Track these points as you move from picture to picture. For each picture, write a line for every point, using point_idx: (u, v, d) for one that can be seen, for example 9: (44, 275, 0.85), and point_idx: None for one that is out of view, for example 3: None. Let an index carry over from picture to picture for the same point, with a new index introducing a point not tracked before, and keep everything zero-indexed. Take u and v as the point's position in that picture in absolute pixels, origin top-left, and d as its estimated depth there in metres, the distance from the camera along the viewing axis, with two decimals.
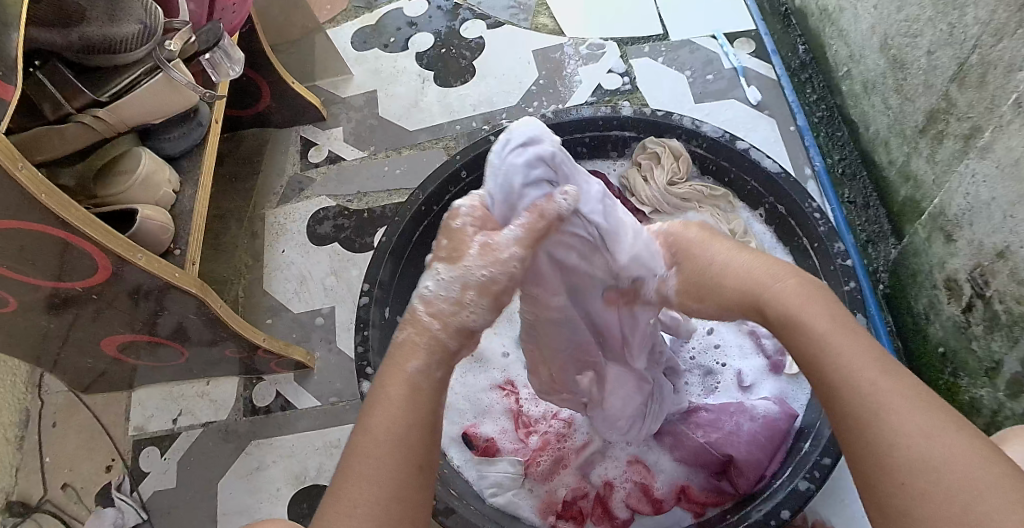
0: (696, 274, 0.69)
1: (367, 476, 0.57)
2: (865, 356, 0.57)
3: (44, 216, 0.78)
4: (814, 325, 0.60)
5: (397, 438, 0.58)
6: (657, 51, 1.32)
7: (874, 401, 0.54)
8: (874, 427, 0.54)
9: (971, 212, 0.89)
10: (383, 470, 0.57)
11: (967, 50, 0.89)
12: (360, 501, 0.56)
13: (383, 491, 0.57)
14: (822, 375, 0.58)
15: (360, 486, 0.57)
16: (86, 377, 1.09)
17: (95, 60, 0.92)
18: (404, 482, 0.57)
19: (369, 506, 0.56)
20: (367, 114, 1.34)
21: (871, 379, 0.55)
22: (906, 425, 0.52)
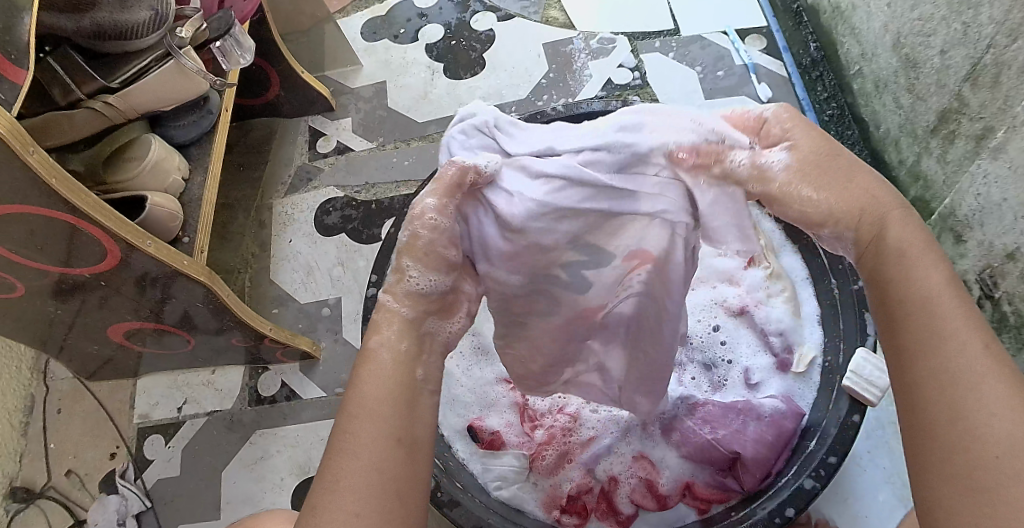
0: (810, 163, 0.59)
1: (348, 452, 0.55)
2: (965, 321, 0.53)
3: (54, 201, 0.78)
4: (924, 275, 0.55)
5: (382, 408, 0.57)
6: (667, 46, 1.32)
7: (967, 368, 0.52)
8: (966, 391, 0.51)
9: (982, 213, 0.88)
10: (362, 440, 0.55)
11: (980, 50, 0.88)
12: (341, 475, 0.54)
13: (366, 466, 0.54)
14: (912, 325, 0.55)
15: (343, 462, 0.54)
16: (92, 364, 1.09)
17: (107, 46, 0.92)
18: (387, 457, 0.55)
19: (352, 480, 0.54)
20: (377, 105, 1.34)
21: (964, 342, 0.53)
22: (995, 398, 0.50)
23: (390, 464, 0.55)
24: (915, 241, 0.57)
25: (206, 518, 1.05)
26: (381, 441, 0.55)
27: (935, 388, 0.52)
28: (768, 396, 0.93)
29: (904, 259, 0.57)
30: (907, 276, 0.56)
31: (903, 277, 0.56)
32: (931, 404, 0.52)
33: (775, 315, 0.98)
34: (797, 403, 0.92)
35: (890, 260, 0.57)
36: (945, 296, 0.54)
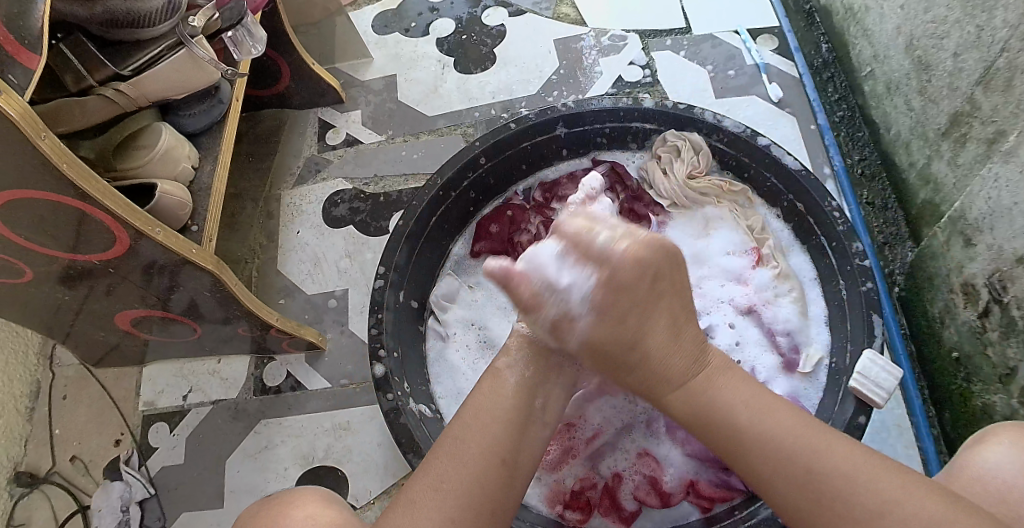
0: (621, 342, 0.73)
1: (456, 458, 0.67)
2: (795, 430, 0.67)
3: (65, 187, 0.78)
4: (735, 418, 0.69)
5: (485, 427, 0.69)
6: (679, 45, 1.31)
7: (832, 483, 0.64)
8: (838, 505, 0.63)
9: (992, 217, 0.88)
10: (469, 454, 0.67)
11: (994, 53, 0.88)
12: (445, 477, 0.66)
13: (467, 477, 0.66)
14: (751, 469, 0.68)
15: (448, 467, 0.67)
16: (99, 351, 1.09)
17: (120, 33, 0.92)
18: (486, 472, 0.67)
19: (453, 484, 0.66)
20: (386, 98, 1.34)
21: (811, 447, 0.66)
22: (864, 500, 0.62)
23: (489, 479, 0.67)
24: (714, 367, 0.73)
25: (209, 507, 1.06)
26: (486, 458, 0.67)
27: (811, 507, 0.64)
28: None
29: (714, 413, 0.70)
30: (726, 424, 0.69)
31: (722, 426, 0.69)
32: (818, 519, 0.64)
33: (783, 315, 0.99)
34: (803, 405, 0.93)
35: (706, 408, 0.71)
36: (768, 426, 0.68)
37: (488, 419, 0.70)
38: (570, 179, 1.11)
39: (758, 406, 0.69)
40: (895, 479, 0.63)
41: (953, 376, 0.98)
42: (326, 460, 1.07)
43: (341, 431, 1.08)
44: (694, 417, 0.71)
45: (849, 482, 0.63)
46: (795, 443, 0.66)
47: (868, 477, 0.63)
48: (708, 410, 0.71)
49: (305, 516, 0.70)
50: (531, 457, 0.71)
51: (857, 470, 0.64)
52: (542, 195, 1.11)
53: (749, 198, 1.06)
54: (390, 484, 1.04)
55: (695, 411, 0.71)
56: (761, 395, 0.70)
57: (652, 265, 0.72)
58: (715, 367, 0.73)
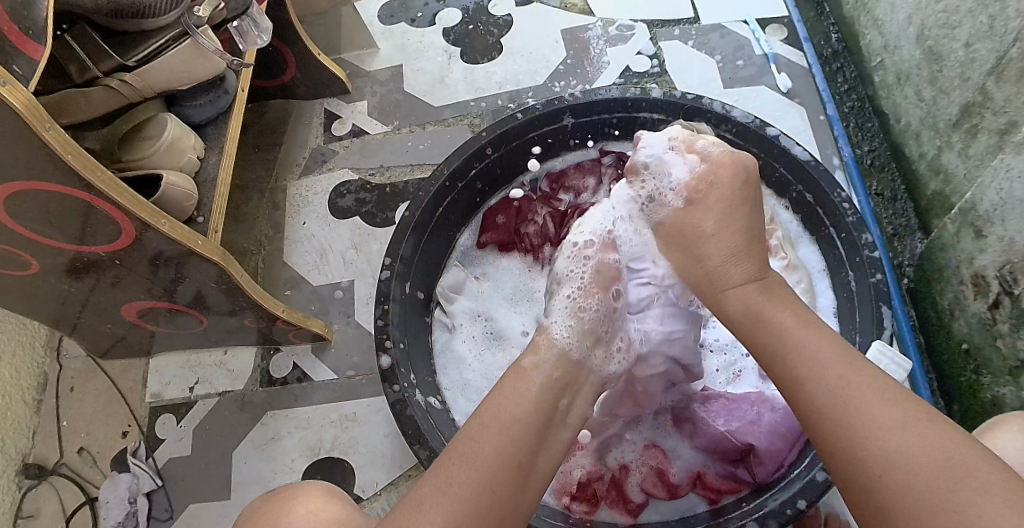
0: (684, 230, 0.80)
1: (469, 462, 0.65)
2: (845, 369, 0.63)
3: (71, 178, 0.78)
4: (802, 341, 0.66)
5: (500, 431, 0.67)
6: (687, 35, 1.30)
7: (848, 395, 0.61)
8: (849, 420, 0.60)
9: (1003, 208, 0.87)
10: (483, 456, 0.65)
11: (1006, 43, 0.87)
12: (455, 479, 0.63)
13: (480, 474, 0.64)
14: (789, 372, 0.66)
15: (462, 469, 0.64)
16: (106, 342, 1.09)
17: (124, 24, 0.91)
18: (496, 475, 0.64)
19: (462, 487, 0.63)
20: (392, 89, 1.33)
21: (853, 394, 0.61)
22: (878, 419, 0.59)
23: (501, 485, 0.64)
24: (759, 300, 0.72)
25: (216, 499, 1.06)
26: (501, 458, 0.65)
27: (826, 421, 0.61)
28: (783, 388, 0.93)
29: (760, 317, 0.71)
30: (774, 326, 0.69)
31: (768, 328, 0.69)
32: (825, 432, 0.61)
33: None
34: None
35: (759, 327, 0.70)
36: (808, 341, 0.66)
37: (501, 422, 0.68)
38: (577, 169, 1.11)
39: (810, 326, 0.68)
40: (916, 410, 0.59)
41: (963, 369, 0.97)
42: (332, 451, 1.07)
43: (347, 422, 1.08)
44: (744, 314, 0.72)
45: (855, 403, 0.60)
46: (829, 360, 0.64)
47: (891, 402, 0.60)
48: (758, 311, 0.71)
49: (307, 512, 0.70)
50: (553, 455, 0.71)
51: (878, 394, 0.60)
52: (549, 185, 1.11)
53: (758, 188, 1.05)
54: (397, 475, 1.04)
55: (747, 308, 0.72)
56: (814, 330, 0.68)
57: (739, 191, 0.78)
58: (771, 301, 0.71)
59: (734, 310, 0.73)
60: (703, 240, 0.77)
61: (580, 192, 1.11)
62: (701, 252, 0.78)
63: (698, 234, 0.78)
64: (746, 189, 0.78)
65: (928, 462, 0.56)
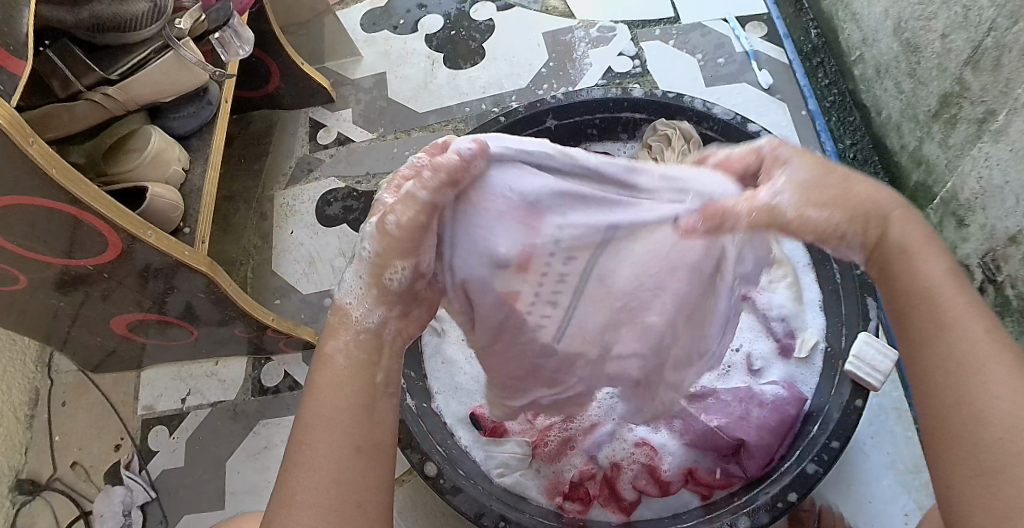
0: (828, 188, 0.60)
1: (308, 468, 0.59)
2: (969, 312, 0.58)
3: (56, 192, 0.77)
4: (929, 269, 0.60)
5: (329, 426, 0.61)
6: (668, 34, 1.31)
7: (963, 359, 0.56)
8: (968, 382, 0.55)
9: (985, 196, 0.87)
10: (319, 455, 0.60)
11: (982, 33, 0.88)
12: (300, 488, 0.58)
13: (324, 478, 0.59)
14: (913, 323, 0.60)
15: (303, 480, 0.59)
16: (96, 356, 1.09)
17: (105, 38, 0.92)
18: (333, 461, 0.59)
19: (309, 493, 0.58)
20: (377, 96, 1.33)
21: (974, 333, 0.57)
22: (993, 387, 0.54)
23: (347, 475, 0.59)
24: (915, 232, 0.61)
25: (212, 509, 1.06)
26: (337, 455, 0.60)
27: (936, 377, 0.57)
28: (770, 382, 0.94)
29: (909, 255, 0.60)
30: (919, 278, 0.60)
31: (909, 280, 0.60)
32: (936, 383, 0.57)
33: (777, 301, 1.00)
34: (800, 389, 0.93)
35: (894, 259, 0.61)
36: (948, 293, 0.59)
37: (320, 419, 0.61)
38: None
39: (955, 282, 0.59)
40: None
41: None
42: None
43: None
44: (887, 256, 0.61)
45: (984, 365, 0.55)
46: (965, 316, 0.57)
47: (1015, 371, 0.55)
48: (905, 251, 0.60)
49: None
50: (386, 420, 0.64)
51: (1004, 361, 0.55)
52: None
53: None
54: None
55: (889, 253, 0.61)
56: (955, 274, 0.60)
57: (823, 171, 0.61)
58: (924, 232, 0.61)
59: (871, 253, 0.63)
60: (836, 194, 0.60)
61: None
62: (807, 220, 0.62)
63: (841, 195, 0.60)
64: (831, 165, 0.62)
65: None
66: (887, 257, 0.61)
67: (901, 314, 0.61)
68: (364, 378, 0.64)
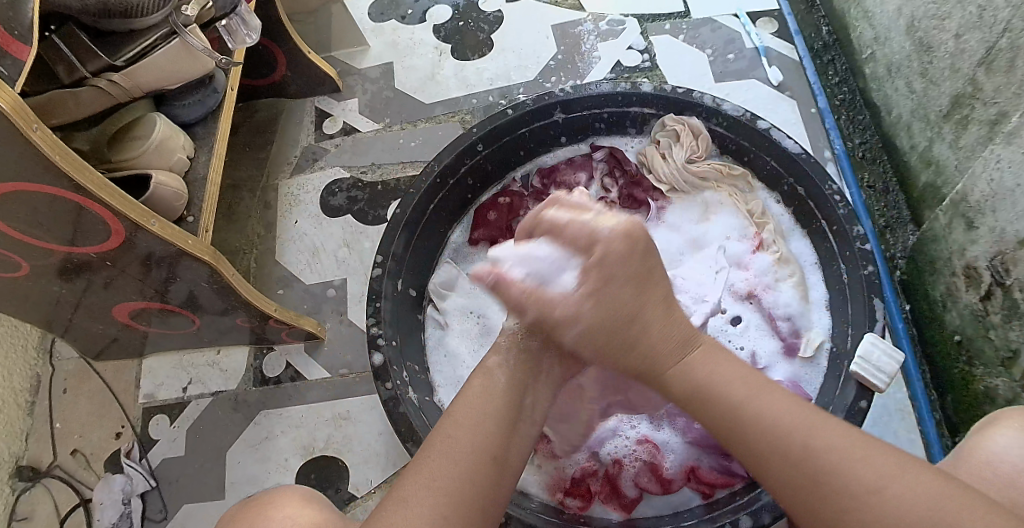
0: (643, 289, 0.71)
1: (446, 458, 0.63)
2: (787, 415, 0.64)
3: (60, 179, 0.77)
4: (731, 394, 0.66)
5: (472, 423, 0.66)
6: (677, 29, 1.30)
7: (825, 464, 0.61)
8: (835, 486, 0.60)
9: (994, 199, 0.86)
10: (460, 451, 0.64)
11: (997, 33, 0.87)
12: (438, 474, 0.62)
13: (458, 468, 0.63)
14: (751, 452, 0.64)
15: (439, 462, 0.63)
16: (99, 343, 1.09)
17: (111, 24, 0.91)
18: (473, 458, 0.63)
19: (445, 481, 0.62)
20: (383, 86, 1.33)
21: (805, 435, 0.63)
22: (859, 481, 0.59)
23: (481, 476, 0.63)
24: (715, 361, 0.69)
25: (211, 499, 1.06)
26: (478, 457, 0.64)
27: (797, 489, 0.62)
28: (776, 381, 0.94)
29: (711, 388, 0.67)
30: (724, 402, 0.66)
31: (726, 406, 0.66)
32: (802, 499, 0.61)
33: (783, 300, 0.99)
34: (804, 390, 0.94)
35: (702, 390, 0.68)
36: (765, 409, 0.65)
37: (467, 416, 0.67)
38: (569, 164, 1.12)
39: (758, 388, 0.66)
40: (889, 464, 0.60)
41: (956, 359, 0.97)
42: (326, 449, 1.07)
43: (340, 421, 1.08)
44: (694, 396, 0.68)
45: (835, 464, 0.60)
46: (791, 422, 0.64)
47: (865, 458, 0.60)
48: (707, 387, 0.67)
49: (284, 516, 0.70)
50: (522, 447, 0.69)
51: (853, 449, 0.61)
52: (541, 181, 1.12)
53: (748, 182, 1.06)
54: (390, 474, 1.04)
55: (693, 392, 0.68)
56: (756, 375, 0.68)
57: (630, 255, 0.71)
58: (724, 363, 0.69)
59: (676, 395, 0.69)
60: (649, 314, 0.71)
61: (572, 186, 1.11)
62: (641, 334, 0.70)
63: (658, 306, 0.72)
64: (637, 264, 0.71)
65: (897, 501, 0.58)
66: (699, 389, 0.68)
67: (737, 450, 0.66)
68: (516, 399, 0.70)
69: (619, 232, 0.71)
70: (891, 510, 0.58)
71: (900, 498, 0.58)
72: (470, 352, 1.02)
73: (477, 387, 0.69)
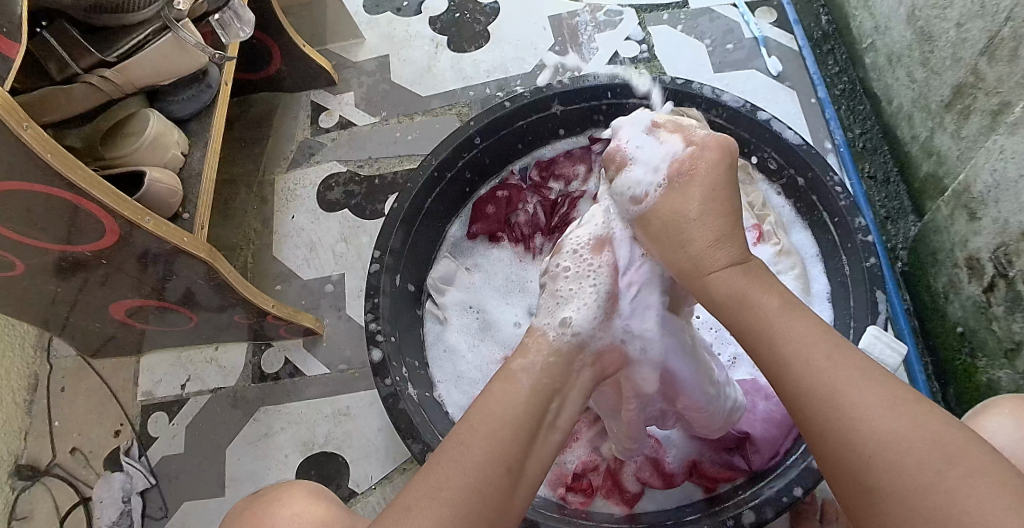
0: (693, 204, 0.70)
1: (459, 470, 0.62)
2: (814, 334, 0.61)
3: (52, 178, 0.76)
4: (765, 302, 0.64)
5: (488, 430, 0.64)
6: (676, 19, 1.29)
7: (838, 384, 0.58)
8: (840, 401, 0.57)
9: (997, 190, 0.85)
10: (471, 459, 0.62)
11: (999, 22, 0.86)
12: (446, 483, 0.61)
13: (468, 480, 0.61)
14: (773, 355, 0.62)
15: (452, 474, 0.62)
16: (96, 341, 1.08)
17: (102, 19, 0.90)
18: (487, 470, 0.62)
19: (451, 492, 0.61)
20: (379, 79, 1.31)
21: (826, 354, 0.60)
22: (866, 404, 0.57)
23: (490, 486, 0.62)
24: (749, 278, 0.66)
25: (211, 496, 1.05)
26: (489, 466, 0.62)
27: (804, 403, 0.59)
28: None
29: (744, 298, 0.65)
30: (758, 308, 0.64)
31: (753, 311, 0.64)
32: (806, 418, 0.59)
33: None
34: None
35: (738, 294, 0.65)
36: (791, 322, 0.62)
37: (483, 422, 0.65)
38: (568, 157, 1.12)
39: (792, 309, 0.63)
40: (897, 396, 0.57)
41: (958, 351, 0.96)
42: (325, 446, 1.06)
43: (340, 417, 1.08)
44: (730, 297, 0.66)
45: (842, 388, 0.58)
46: (812, 339, 0.61)
47: (874, 385, 0.58)
48: (744, 294, 0.65)
49: (293, 513, 0.70)
50: (544, 455, 0.67)
51: (867, 378, 0.58)
52: (539, 174, 1.12)
53: (749, 172, 1.05)
54: (391, 470, 1.04)
55: (731, 292, 0.66)
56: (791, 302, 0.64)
57: (715, 170, 0.70)
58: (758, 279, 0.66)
59: (715, 295, 0.67)
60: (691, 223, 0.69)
61: (570, 179, 1.12)
62: (684, 237, 0.69)
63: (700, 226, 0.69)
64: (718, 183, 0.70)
65: (897, 439, 0.55)
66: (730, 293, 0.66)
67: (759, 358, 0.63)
68: (540, 406, 0.67)
69: (713, 140, 0.72)
70: (880, 442, 0.55)
71: (897, 432, 0.55)
72: (468, 344, 1.02)
73: (493, 391, 0.67)
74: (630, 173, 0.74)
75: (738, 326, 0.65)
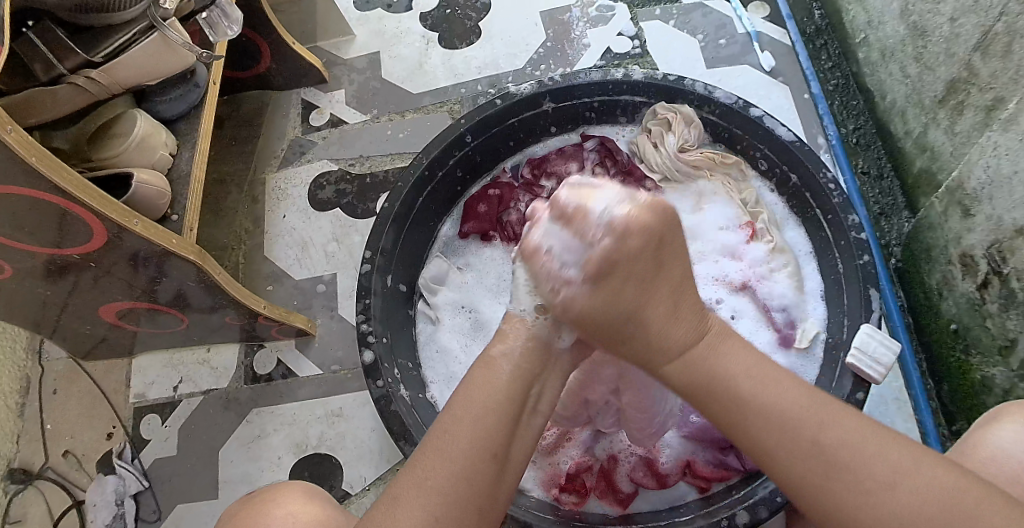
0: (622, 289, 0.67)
1: (443, 455, 0.63)
2: (795, 404, 0.63)
3: (38, 181, 0.75)
4: (736, 384, 0.64)
5: (467, 418, 0.64)
6: (668, 14, 1.28)
7: (837, 456, 0.60)
8: (849, 478, 0.59)
9: (991, 186, 0.85)
10: (457, 449, 0.63)
11: (992, 17, 0.85)
12: (431, 473, 0.62)
13: (455, 468, 0.62)
14: (755, 440, 0.63)
15: (437, 461, 0.62)
16: (87, 344, 1.07)
17: (89, 19, 0.89)
18: (469, 461, 0.62)
19: (438, 481, 0.62)
20: (370, 77, 1.30)
21: (816, 425, 0.62)
22: (871, 478, 0.59)
23: (477, 473, 0.62)
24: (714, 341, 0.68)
25: (204, 499, 1.05)
26: (475, 454, 0.63)
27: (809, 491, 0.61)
28: None
29: (717, 377, 0.65)
30: (727, 390, 0.65)
31: (732, 392, 0.64)
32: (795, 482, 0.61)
33: (779, 290, 0.98)
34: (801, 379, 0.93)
35: (709, 375, 0.66)
36: (770, 399, 0.63)
37: (465, 411, 0.65)
38: (559, 154, 1.10)
39: (760, 376, 0.65)
40: (907, 457, 0.59)
41: (953, 348, 0.96)
42: (319, 447, 1.06)
43: (333, 418, 1.07)
44: (694, 384, 0.66)
45: (849, 464, 0.60)
46: (798, 413, 0.62)
47: (876, 454, 0.60)
48: (711, 377, 0.66)
49: (286, 514, 0.69)
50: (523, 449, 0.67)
51: (860, 443, 0.60)
52: (531, 172, 1.10)
53: (742, 170, 1.05)
54: (385, 470, 1.04)
55: (694, 380, 0.67)
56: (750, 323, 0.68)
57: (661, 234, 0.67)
58: (740, 353, 0.67)
59: (678, 383, 0.68)
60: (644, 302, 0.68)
61: (563, 178, 1.09)
62: (641, 319, 0.68)
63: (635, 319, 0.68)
64: (659, 256, 0.67)
65: (918, 511, 0.57)
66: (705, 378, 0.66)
67: (739, 436, 0.64)
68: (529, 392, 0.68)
69: (637, 219, 0.66)
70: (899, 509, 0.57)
71: (909, 498, 0.58)
72: (462, 345, 1.02)
73: (475, 377, 0.68)
74: (553, 264, 0.69)
75: (708, 410, 0.66)
